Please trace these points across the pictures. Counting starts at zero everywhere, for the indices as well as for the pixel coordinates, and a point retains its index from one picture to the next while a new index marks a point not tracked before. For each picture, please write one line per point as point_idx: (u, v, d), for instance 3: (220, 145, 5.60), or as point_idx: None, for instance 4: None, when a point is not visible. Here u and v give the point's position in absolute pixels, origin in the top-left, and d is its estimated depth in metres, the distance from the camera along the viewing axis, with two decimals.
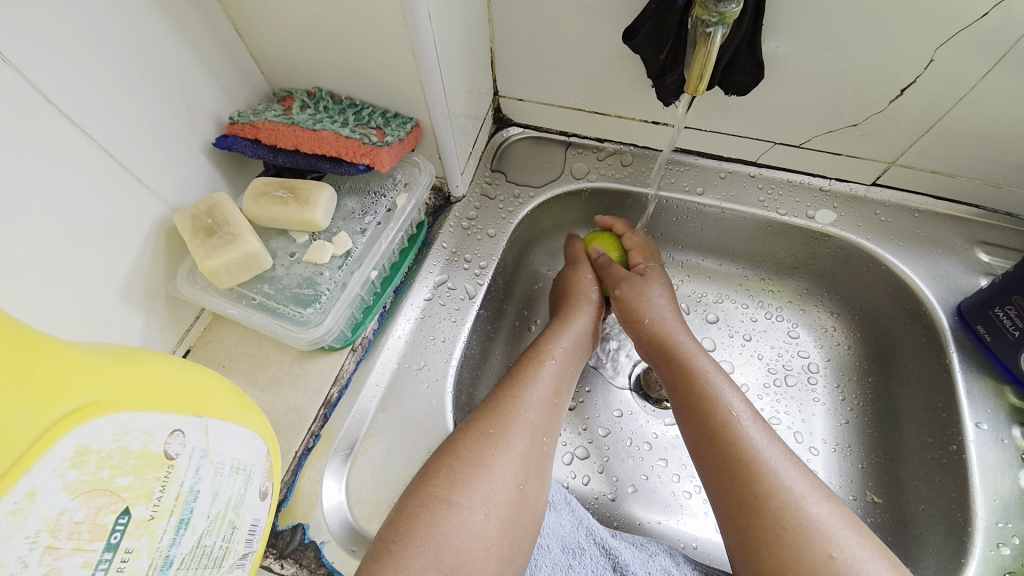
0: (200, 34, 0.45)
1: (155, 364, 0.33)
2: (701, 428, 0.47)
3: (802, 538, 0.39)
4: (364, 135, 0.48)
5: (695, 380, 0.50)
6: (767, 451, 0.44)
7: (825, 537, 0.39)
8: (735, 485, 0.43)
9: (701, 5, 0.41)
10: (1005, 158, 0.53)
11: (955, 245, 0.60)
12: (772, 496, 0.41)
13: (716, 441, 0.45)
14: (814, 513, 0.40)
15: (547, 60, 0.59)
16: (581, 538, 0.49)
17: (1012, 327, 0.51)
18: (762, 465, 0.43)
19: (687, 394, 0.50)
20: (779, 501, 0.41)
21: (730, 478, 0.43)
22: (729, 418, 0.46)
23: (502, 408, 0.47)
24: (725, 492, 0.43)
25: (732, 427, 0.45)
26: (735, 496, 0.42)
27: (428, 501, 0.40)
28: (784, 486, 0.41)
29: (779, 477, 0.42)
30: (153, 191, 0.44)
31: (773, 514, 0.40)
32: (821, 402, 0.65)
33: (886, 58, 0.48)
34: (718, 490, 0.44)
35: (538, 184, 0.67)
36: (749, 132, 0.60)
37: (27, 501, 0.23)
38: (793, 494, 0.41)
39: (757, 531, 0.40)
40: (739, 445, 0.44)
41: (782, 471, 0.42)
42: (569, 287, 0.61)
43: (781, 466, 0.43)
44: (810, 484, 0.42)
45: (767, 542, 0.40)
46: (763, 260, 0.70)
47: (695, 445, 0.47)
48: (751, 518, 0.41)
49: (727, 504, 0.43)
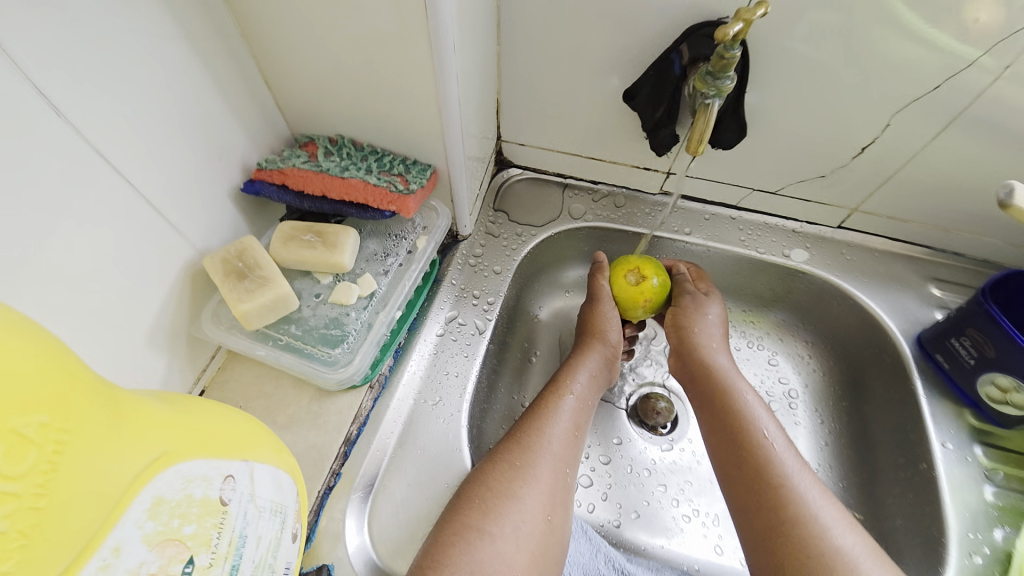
0: (235, 85, 0.47)
1: (200, 411, 0.33)
2: (735, 454, 0.51)
3: (828, 563, 0.42)
4: (390, 183, 0.51)
5: (721, 408, 0.54)
6: (797, 479, 0.48)
7: (842, 554, 0.43)
8: (767, 511, 0.47)
9: (701, 79, 0.46)
10: (948, 206, 0.61)
11: (911, 280, 0.67)
12: (800, 524, 0.45)
13: (749, 467, 0.49)
14: (839, 541, 0.44)
15: (551, 111, 0.64)
16: (600, 564, 0.51)
17: (968, 356, 0.57)
18: (793, 493, 0.47)
19: (725, 419, 0.53)
20: (806, 529, 0.44)
21: (760, 502, 0.47)
22: (761, 441, 0.50)
23: (526, 441, 0.48)
24: (755, 514, 0.47)
25: (765, 451, 0.50)
26: (763, 519, 0.47)
27: (463, 530, 0.41)
28: (810, 515, 0.45)
29: (808, 506, 0.46)
30: (183, 235, 0.44)
31: (798, 540, 0.44)
32: (802, 425, 0.70)
33: (849, 121, 0.56)
34: (745, 511, 0.48)
35: (540, 223, 0.71)
36: (731, 179, 0.67)
37: (114, 556, 0.23)
38: (820, 523, 0.45)
39: (782, 554, 0.44)
40: (771, 471, 0.48)
41: (812, 501, 0.46)
42: (586, 326, 0.62)
43: (811, 496, 0.47)
44: (835, 512, 0.46)
45: (793, 565, 0.43)
46: (744, 293, 0.76)
47: (727, 467, 0.51)
48: (778, 542, 0.45)
49: (755, 525, 0.47)
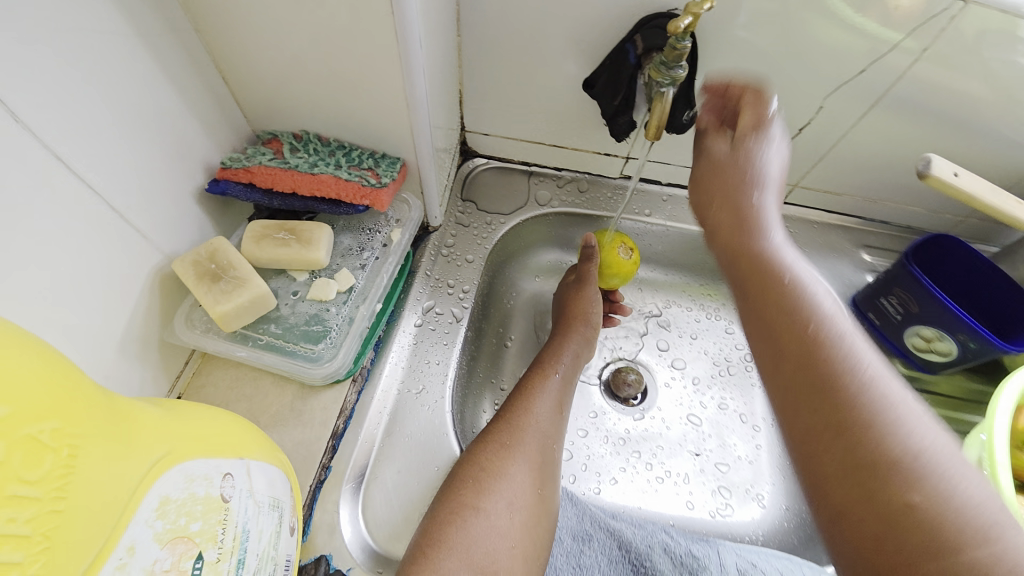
0: (191, 82, 0.45)
1: (190, 413, 0.33)
2: (792, 352, 0.35)
3: (908, 482, 0.29)
4: (361, 177, 0.51)
5: (775, 291, 0.38)
6: (888, 384, 0.32)
7: (930, 465, 0.29)
8: (837, 423, 0.32)
9: (655, 69, 0.49)
10: (875, 179, 0.68)
11: (846, 248, 0.75)
12: (893, 440, 0.30)
13: (814, 368, 0.34)
14: (941, 460, 0.29)
15: (513, 101, 0.66)
16: (588, 525, 0.54)
17: (895, 313, 0.64)
18: (876, 398, 0.31)
19: (766, 304, 0.38)
20: (899, 443, 0.30)
21: (795, 402, 0.34)
22: (833, 333, 0.34)
23: (516, 421, 0.50)
24: (789, 417, 0.35)
25: (847, 352, 0.33)
26: (799, 423, 0.34)
27: (459, 508, 0.43)
28: (904, 428, 0.30)
29: (898, 417, 0.31)
30: (148, 240, 0.43)
31: (875, 453, 0.30)
32: (757, 385, 0.77)
33: (788, 104, 0.60)
34: (782, 418, 0.35)
35: (508, 211, 0.73)
36: (686, 162, 0.71)
37: (128, 555, 0.24)
38: (922, 442, 0.30)
39: (870, 483, 0.30)
40: (848, 371, 0.33)
41: (908, 411, 0.31)
42: (569, 308, 0.64)
43: (910, 407, 0.31)
44: (932, 422, 0.31)
45: (853, 480, 0.31)
46: (701, 268, 0.81)
47: (780, 371, 0.36)
48: (860, 463, 0.30)
49: (793, 437, 0.34)
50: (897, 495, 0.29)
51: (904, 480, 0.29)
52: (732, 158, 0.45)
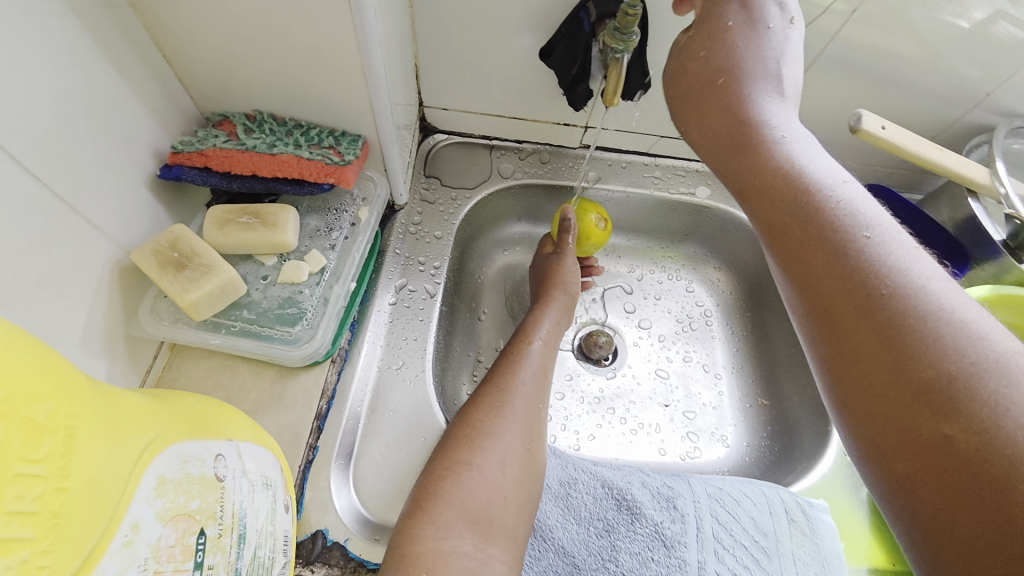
0: (131, 62, 0.43)
1: (172, 400, 0.34)
2: (819, 268, 0.34)
3: (959, 385, 0.28)
4: (323, 156, 0.50)
5: (794, 206, 0.36)
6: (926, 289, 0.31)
7: (972, 374, 0.28)
8: (877, 335, 0.31)
9: (610, 35, 0.51)
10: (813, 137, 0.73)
11: None
12: (932, 344, 0.29)
13: (847, 282, 0.33)
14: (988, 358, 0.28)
15: (470, 73, 0.65)
16: (572, 472, 0.58)
17: None
18: (913, 306, 0.31)
19: (784, 224, 0.37)
20: (940, 348, 0.29)
21: (833, 320, 0.33)
22: (864, 239, 0.33)
23: (502, 383, 0.53)
24: (826, 335, 0.34)
25: (878, 259, 0.32)
26: (840, 338, 0.33)
27: (452, 465, 0.45)
28: (945, 333, 0.30)
29: (938, 322, 0.30)
30: (101, 230, 0.41)
31: (918, 362, 0.29)
32: (717, 337, 0.82)
33: None
34: (816, 334, 0.35)
35: (472, 185, 0.74)
36: (641, 129, 0.74)
37: (134, 532, 0.24)
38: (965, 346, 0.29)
39: (911, 396, 0.29)
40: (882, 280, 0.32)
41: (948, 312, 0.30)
42: (547, 278, 0.66)
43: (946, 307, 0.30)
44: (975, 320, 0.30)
45: (896, 392, 0.30)
46: (661, 232, 0.85)
47: (809, 288, 0.35)
48: (900, 373, 0.30)
49: (832, 352, 0.34)
50: (933, 420, 0.28)
51: (944, 403, 0.28)
52: (708, 69, 0.42)
